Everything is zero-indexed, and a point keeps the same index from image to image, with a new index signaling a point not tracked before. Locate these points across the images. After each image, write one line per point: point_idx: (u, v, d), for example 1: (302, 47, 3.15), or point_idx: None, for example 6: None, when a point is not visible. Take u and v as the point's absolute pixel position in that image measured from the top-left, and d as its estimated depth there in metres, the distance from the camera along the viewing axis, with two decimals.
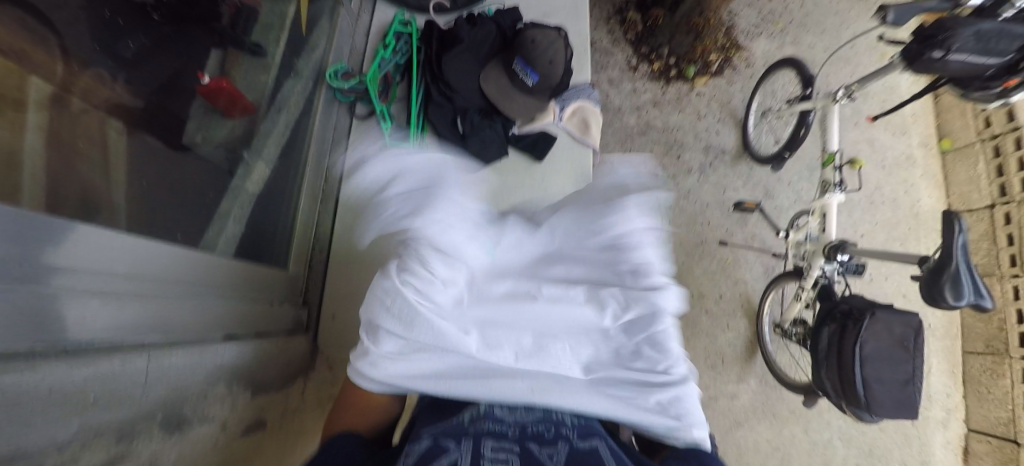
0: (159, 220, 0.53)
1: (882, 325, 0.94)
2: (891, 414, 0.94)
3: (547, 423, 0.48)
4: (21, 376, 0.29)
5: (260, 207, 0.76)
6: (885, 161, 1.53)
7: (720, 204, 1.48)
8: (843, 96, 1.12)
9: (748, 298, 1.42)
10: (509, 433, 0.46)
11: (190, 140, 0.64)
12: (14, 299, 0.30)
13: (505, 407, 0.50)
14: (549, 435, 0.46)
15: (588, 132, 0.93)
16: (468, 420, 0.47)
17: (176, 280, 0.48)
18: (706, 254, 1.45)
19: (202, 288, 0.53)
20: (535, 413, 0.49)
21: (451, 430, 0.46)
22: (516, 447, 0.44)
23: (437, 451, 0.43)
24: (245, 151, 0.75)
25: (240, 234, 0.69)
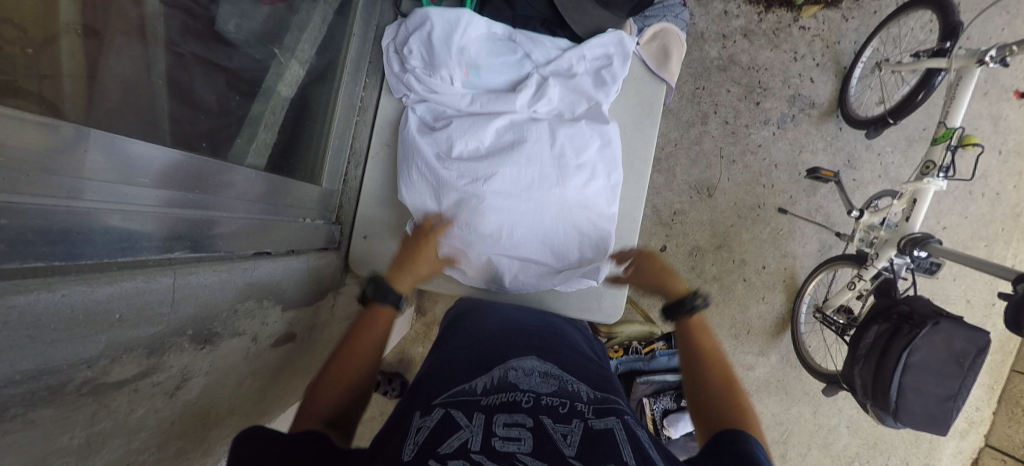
0: (186, 123, 0.49)
1: (942, 336, 0.86)
2: (917, 425, 0.91)
3: (562, 400, 0.51)
4: (39, 297, 0.27)
5: (294, 114, 0.69)
6: (1005, 145, 1.29)
7: (791, 168, 1.32)
8: (993, 59, 0.90)
9: (792, 274, 1.34)
10: (523, 403, 0.49)
11: (224, 29, 0.57)
12: (26, 215, 0.27)
13: (522, 371, 0.55)
14: (564, 411, 0.49)
15: (667, 62, 0.77)
16: (481, 389, 0.51)
17: (208, 189, 0.45)
18: (760, 219, 1.33)
19: (237, 197, 0.50)
20: (551, 387, 0.53)
21: (462, 402, 0.49)
22: (529, 422, 0.46)
23: (447, 425, 0.45)
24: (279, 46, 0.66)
25: (273, 141, 0.64)
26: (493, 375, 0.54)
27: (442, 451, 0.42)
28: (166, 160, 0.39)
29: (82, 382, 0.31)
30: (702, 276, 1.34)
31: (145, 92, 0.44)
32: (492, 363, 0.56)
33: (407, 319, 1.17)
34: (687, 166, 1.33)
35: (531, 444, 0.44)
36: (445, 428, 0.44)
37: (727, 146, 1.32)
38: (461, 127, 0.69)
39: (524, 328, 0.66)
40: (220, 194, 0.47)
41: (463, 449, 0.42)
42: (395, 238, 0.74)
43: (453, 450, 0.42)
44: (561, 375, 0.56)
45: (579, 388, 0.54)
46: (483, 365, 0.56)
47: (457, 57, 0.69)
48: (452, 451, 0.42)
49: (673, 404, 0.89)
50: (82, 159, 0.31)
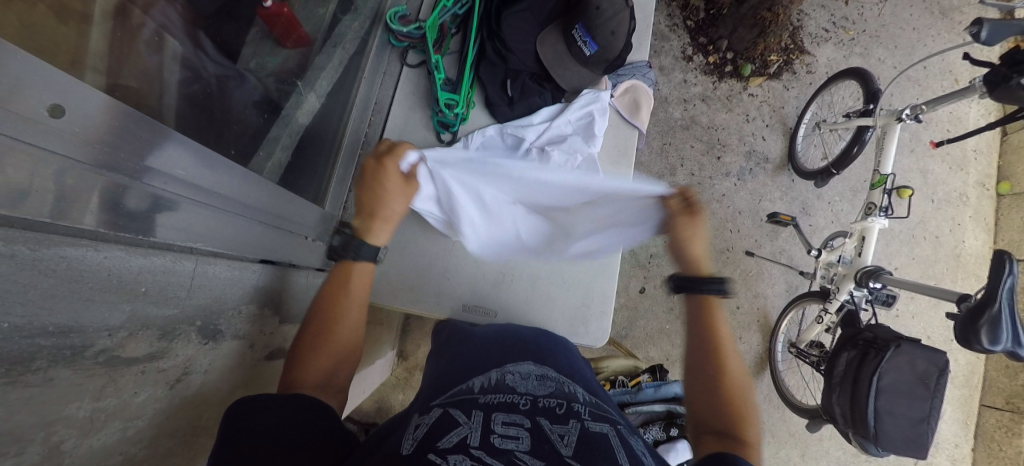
0: (216, 133, 0.54)
1: (905, 359, 0.92)
2: (898, 450, 0.93)
3: (559, 401, 0.52)
4: (84, 253, 0.30)
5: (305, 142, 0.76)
6: (936, 194, 1.46)
7: (753, 214, 1.44)
8: (909, 116, 1.06)
9: (764, 314, 1.40)
10: (520, 405, 0.50)
11: (246, 66, 0.65)
12: (111, 193, 0.30)
13: (517, 375, 0.56)
14: (561, 412, 0.50)
15: (638, 113, 0.88)
16: (479, 390, 0.52)
17: (248, 200, 0.47)
18: (730, 261, 1.42)
19: (265, 211, 0.52)
20: (547, 390, 0.54)
21: (462, 400, 0.50)
22: (526, 422, 0.47)
23: (446, 422, 0.46)
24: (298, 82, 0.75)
25: (287, 161, 0.69)
26: (490, 377, 0.55)
27: (442, 445, 0.42)
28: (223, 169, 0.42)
29: (100, 350, 0.32)
30: (681, 317, 1.38)
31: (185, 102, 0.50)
32: (490, 365, 0.58)
33: (390, 361, 1.15)
34: None
35: (530, 443, 0.44)
36: (442, 425, 0.45)
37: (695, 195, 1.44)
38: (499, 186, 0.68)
39: (522, 334, 0.67)
40: (229, 200, 0.44)
41: (463, 445, 0.43)
42: (390, 262, 0.76)
43: (452, 444, 0.42)
44: (557, 378, 0.57)
45: (573, 392, 0.56)
46: (477, 368, 0.57)
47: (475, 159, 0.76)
48: (452, 446, 0.42)
49: (662, 435, 0.88)
50: (131, 145, 0.30)
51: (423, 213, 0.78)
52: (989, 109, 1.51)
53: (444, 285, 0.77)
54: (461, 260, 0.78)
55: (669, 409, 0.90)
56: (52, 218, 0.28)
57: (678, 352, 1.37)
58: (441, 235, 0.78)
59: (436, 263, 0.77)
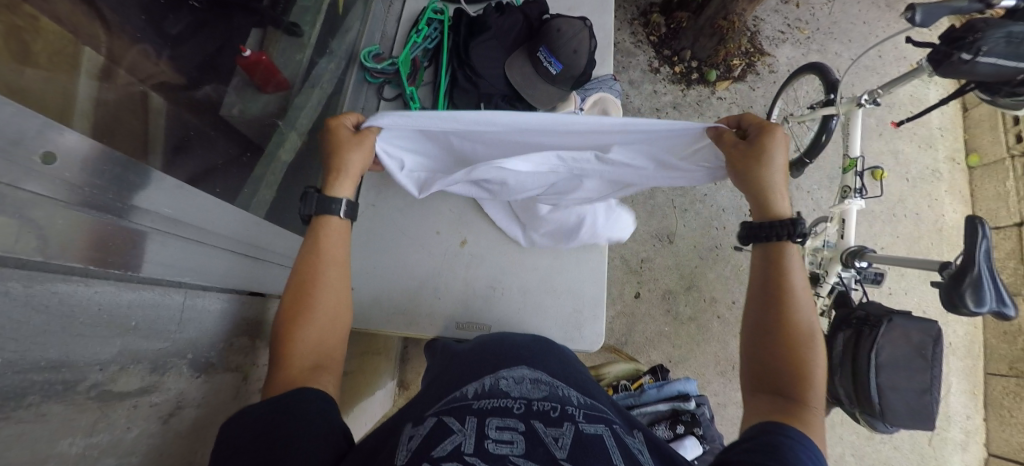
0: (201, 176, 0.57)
1: (900, 333, 0.93)
2: (907, 424, 0.93)
3: (553, 405, 0.52)
4: (75, 289, 0.31)
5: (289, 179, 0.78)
6: (909, 173, 1.50)
7: (737, 210, 1.47)
8: (867, 101, 1.11)
9: None
10: (515, 409, 0.50)
11: (228, 113, 0.69)
12: (94, 227, 0.32)
13: (512, 379, 0.56)
14: (555, 415, 0.50)
15: None
16: (472, 395, 0.52)
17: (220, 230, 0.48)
18: (720, 258, 1.43)
19: (241, 240, 0.53)
20: (541, 393, 0.54)
21: (455, 408, 0.50)
22: (520, 426, 0.47)
23: (440, 430, 0.46)
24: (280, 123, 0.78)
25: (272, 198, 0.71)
26: (484, 383, 0.55)
27: (436, 454, 0.43)
28: (195, 199, 0.43)
29: (92, 383, 0.33)
30: (679, 318, 1.39)
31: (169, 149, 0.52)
32: (484, 371, 0.58)
33: (391, 392, 1.14)
34: (645, 218, 1.45)
35: (524, 446, 0.45)
36: (436, 435, 0.45)
37: (678, 197, 1.47)
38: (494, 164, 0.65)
39: (515, 342, 0.67)
40: (204, 222, 0.45)
41: (457, 452, 0.43)
42: (380, 289, 0.77)
43: (446, 452, 0.43)
44: (551, 382, 0.57)
45: (568, 394, 0.55)
46: (469, 375, 0.57)
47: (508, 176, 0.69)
48: (446, 454, 0.43)
49: (669, 433, 0.87)
50: (91, 172, 0.32)
51: (408, 238, 0.80)
52: (946, 88, 1.57)
53: (435, 305, 0.78)
54: (449, 279, 0.79)
55: (673, 407, 0.90)
56: (45, 257, 0.29)
57: (680, 354, 1.37)
58: (427, 257, 0.79)
59: (425, 285, 0.78)
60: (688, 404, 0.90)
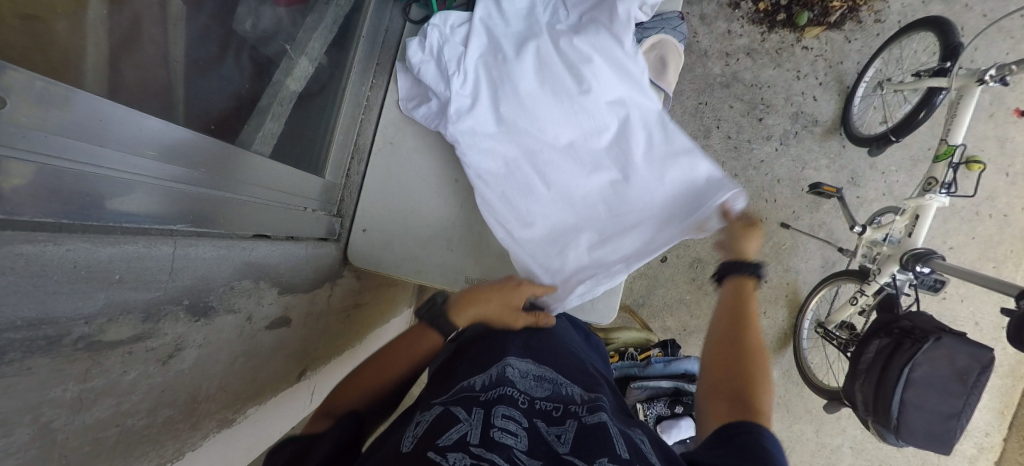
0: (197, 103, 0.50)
1: (944, 352, 0.86)
2: (919, 443, 0.91)
3: (556, 404, 0.50)
4: (44, 246, 0.29)
5: (301, 109, 0.71)
6: (1012, 167, 1.27)
7: (793, 183, 1.32)
8: (993, 78, 0.90)
9: (794, 289, 1.33)
10: (520, 402, 0.48)
11: (240, 27, 0.59)
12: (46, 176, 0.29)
13: (518, 373, 0.54)
14: (557, 414, 0.48)
15: (664, 73, 0.79)
16: (479, 388, 0.50)
17: (205, 168, 0.45)
18: (762, 233, 1.33)
19: (234, 179, 0.50)
20: (544, 392, 0.52)
21: (462, 398, 0.49)
22: (524, 422, 0.46)
23: (446, 419, 0.45)
24: (289, 43, 0.68)
25: (280, 132, 0.66)
26: (491, 373, 0.53)
27: (442, 442, 0.41)
28: (167, 132, 0.40)
29: (78, 336, 0.32)
30: (703, 289, 1.33)
31: (180, 72, 0.48)
32: (487, 363, 0.56)
33: (405, 319, 1.18)
34: None
35: (527, 442, 0.43)
36: (440, 425, 0.43)
37: (729, 160, 1.32)
38: (508, 104, 0.66)
39: (520, 328, 0.64)
40: (202, 168, 0.45)
41: (463, 442, 0.41)
42: (393, 235, 0.75)
43: (452, 441, 0.41)
44: (556, 379, 0.55)
45: (572, 391, 0.53)
46: (479, 363, 0.56)
47: (506, 95, 0.66)
48: (452, 443, 0.41)
49: (667, 411, 0.87)
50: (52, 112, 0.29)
51: (426, 185, 0.75)
52: None
53: (447, 257, 0.75)
54: (464, 233, 0.75)
55: (676, 386, 0.89)
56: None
57: (697, 323, 1.33)
58: (443, 206, 0.75)
59: (438, 236, 0.75)
60: (692, 386, 0.89)
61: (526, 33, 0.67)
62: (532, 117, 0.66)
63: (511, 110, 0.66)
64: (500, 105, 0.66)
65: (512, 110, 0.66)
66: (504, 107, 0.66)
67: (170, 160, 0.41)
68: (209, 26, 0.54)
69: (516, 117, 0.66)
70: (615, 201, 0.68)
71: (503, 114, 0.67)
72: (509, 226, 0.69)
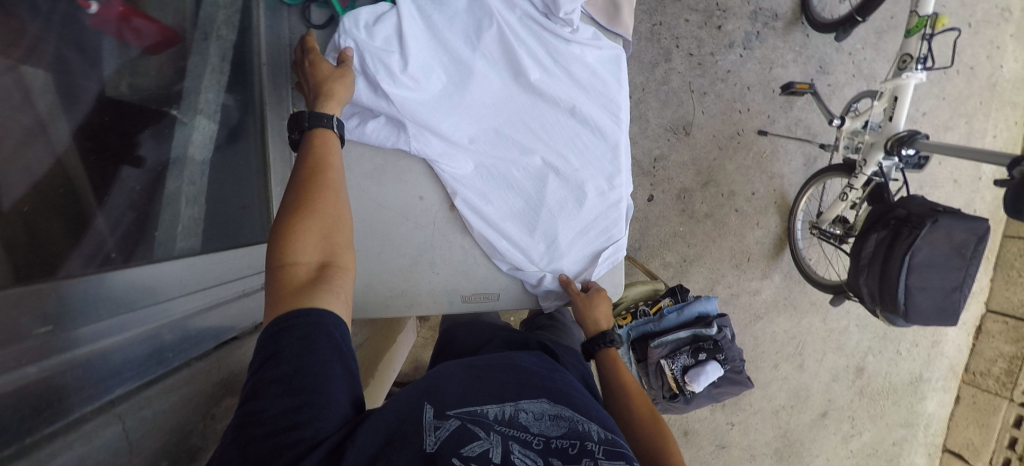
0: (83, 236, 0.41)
1: (941, 232, 0.87)
2: (928, 321, 0.94)
3: (573, 442, 0.43)
4: None
5: (216, 176, 0.62)
6: (974, 17, 1.25)
7: (764, 87, 1.26)
8: None
9: (782, 194, 1.32)
10: (533, 443, 0.42)
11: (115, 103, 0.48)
12: None
13: (531, 411, 0.47)
14: (573, 452, 0.42)
15: (618, 17, 0.68)
16: (493, 417, 0.45)
17: (94, 323, 0.40)
18: (742, 146, 1.29)
19: (142, 310, 0.45)
20: (560, 430, 0.45)
21: (480, 419, 0.44)
22: (538, 462, 0.40)
23: (464, 432, 0.41)
24: (177, 103, 0.57)
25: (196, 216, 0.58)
26: (505, 407, 0.47)
27: (465, 453, 0.39)
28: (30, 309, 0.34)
29: None
30: (694, 217, 1.31)
31: (52, 201, 0.39)
32: (498, 390, 0.49)
33: (412, 331, 1.13)
34: (659, 109, 1.25)
35: None
36: (454, 437, 0.40)
37: (696, 79, 1.25)
38: (439, 116, 0.63)
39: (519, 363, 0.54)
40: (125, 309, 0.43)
41: (485, 457, 0.39)
42: (370, 274, 0.68)
43: (475, 455, 0.39)
44: (574, 412, 0.48)
45: (590, 424, 0.47)
46: (491, 388, 0.49)
47: (434, 106, 0.62)
48: (474, 456, 0.39)
49: (691, 361, 0.90)
50: None
51: (391, 213, 0.67)
52: None
53: (435, 282, 0.70)
54: (446, 252, 0.69)
55: (693, 334, 0.91)
56: None
57: (695, 252, 1.32)
58: (415, 229, 0.68)
59: (418, 263, 0.69)
60: (710, 330, 0.91)
61: (474, 19, 0.63)
62: (465, 124, 0.65)
63: (443, 123, 0.63)
64: (429, 118, 0.62)
65: (443, 122, 0.63)
66: (435, 119, 0.63)
67: (89, 320, 0.39)
68: (72, 119, 0.43)
69: (449, 128, 0.64)
70: (592, 177, 0.69)
71: (435, 126, 0.63)
72: (494, 219, 0.67)
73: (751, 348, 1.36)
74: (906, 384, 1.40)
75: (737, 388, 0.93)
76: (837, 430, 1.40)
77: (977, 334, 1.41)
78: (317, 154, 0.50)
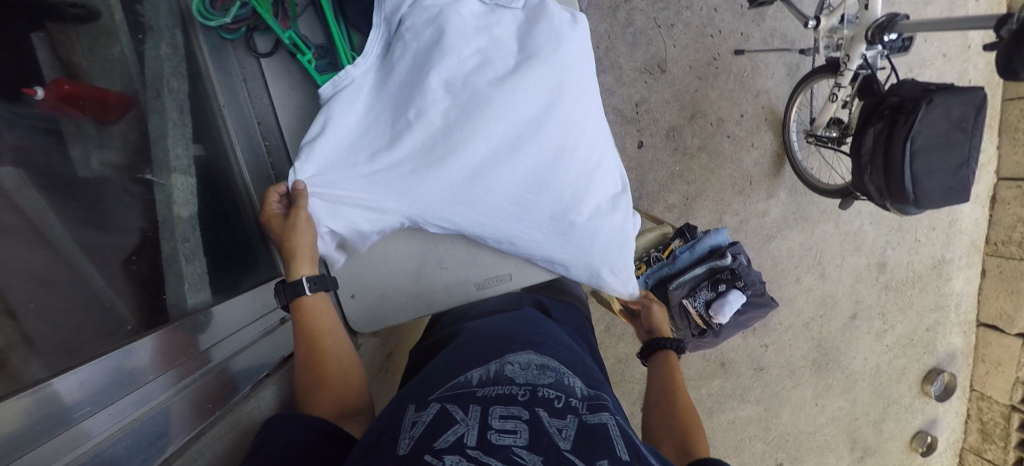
0: None
1: (940, 111, 0.85)
2: (939, 203, 0.93)
3: (557, 393, 0.46)
4: None
5: (208, 226, 0.63)
6: None
7: (731, 3, 1.22)
8: None
9: (771, 109, 1.29)
10: (519, 396, 0.44)
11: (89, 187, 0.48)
12: None
13: (517, 366, 0.49)
14: (558, 405, 0.44)
15: None
16: (477, 383, 0.46)
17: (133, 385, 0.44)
18: (721, 70, 1.25)
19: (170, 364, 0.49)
20: (547, 380, 0.48)
21: (459, 394, 0.44)
22: (524, 413, 0.41)
23: (444, 417, 0.40)
24: (151, 169, 0.56)
25: (201, 268, 0.61)
26: (489, 368, 0.49)
27: (438, 446, 0.37)
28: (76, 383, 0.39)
29: None
30: (688, 153, 1.29)
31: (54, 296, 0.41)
32: (484, 358, 0.52)
33: None
34: (629, 52, 1.22)
35: (528, 436, 0.39)
36: (439, 423, 0.39)
37: (661, 13, 1.20)
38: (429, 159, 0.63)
39: (503, 327, 0.59)
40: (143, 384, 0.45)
41: (459, 444, 0.37)
42: (382, 283, 0.69)
43: (448, 444, 0.37)
44: (558, 368, 0.51)
45: (572, 382, 0.49)
46: (475, 360, 0.51)
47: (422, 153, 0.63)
48: (449, 445, 0.37)
49: (713, 294, 0.92)
50: None
51: None
52: None
53: (446, 276, 0.71)
54: (450, 246, 0.70)
55: (710, 268, 0.92)
56: None
57: (696, 188, 1.31)
58: (414, 231, 0.68)
59: (427, 263, 0.70)
60: (725, 261, 0.92)
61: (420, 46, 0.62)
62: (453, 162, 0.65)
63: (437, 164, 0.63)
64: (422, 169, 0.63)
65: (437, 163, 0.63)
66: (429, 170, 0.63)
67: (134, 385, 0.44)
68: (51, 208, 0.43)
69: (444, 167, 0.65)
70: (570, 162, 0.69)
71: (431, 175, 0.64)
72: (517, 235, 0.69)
73: (769, 270, 1.36)
74: (929, 271, 1.41)
75: (763, 310, 0.94)
76: (870, 329, 1.41)
77: (993, 205, 1.40)
78: (309, 321, 0.57)
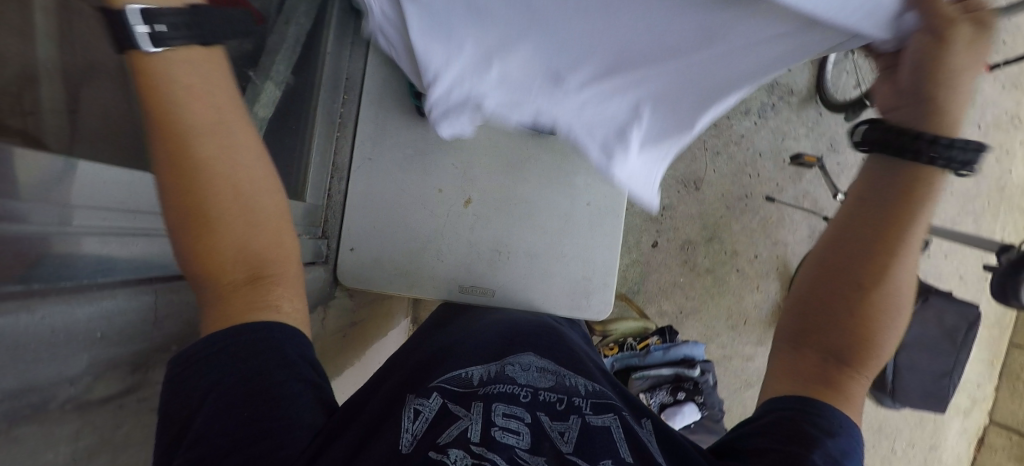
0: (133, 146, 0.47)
1: (933, 312, 0.89)
2: (915, 404, 0.94)
3: (560, 396, 0.49)
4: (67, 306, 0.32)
5: (272, 135, 0.71)
6: (984, 119, 1.29)
7: (775, 155, 1.33)
8: None
9: (784, 262, 1.35)
10: (522, 396, 0.48)
11: None
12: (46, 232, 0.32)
13: (519, 366, 0.53)
14: (561, 407, 0.48)
15: None
16: (477, 383, 0.50)
17: None
18: (749, 209, 1.34)
19: None
20: (548, 382, 0.51)
21: (461, 392, 0.48)
22: (528, 417, 0.45)
23: (448, 414, 0.44)
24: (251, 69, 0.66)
25: None
26: (490, 368, 0.53)
27: (442, 441, 0.40)
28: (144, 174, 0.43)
29: (67, 397, 0.32)
30: (696, 270, 1.34)
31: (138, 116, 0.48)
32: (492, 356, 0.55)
33: (405, 330, 1.17)
34: (672, 162, 1.33)
35: (530, 440, 0.43)
36: (444, 420, 0.43)
37: (711, 138, 1.33)
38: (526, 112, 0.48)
39: (518, 327, 0.64)
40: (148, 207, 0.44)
41: (464, 439, 0.41)
42: (382, 248, 0.75)
43: (452, 438, 0.41)
44: (560, 370, 0.54)
45: (577, 381, 0.53)
46: (479, 357, 0.55)
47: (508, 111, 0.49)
48: (453, 440, 0.41)
49: (670, 399, 0.91)
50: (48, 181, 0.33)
51: (407, 198, 0.73)
52: None
53: (439, 267, 0.75)
54: (454, 242, 0.74)
55: (677, 373, 0.92)
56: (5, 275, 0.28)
57: (692, 305, 1.35)
58: (429, 217, 0.73)
59: (429, 246, 0.74)
60: (692, 371, 0.92)
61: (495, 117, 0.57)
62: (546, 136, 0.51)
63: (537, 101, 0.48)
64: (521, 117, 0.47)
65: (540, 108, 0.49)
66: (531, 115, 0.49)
67: None
68: None
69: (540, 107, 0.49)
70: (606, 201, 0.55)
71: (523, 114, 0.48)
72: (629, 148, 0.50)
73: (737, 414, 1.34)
74: None
75: (712, 438, 0.92)
76: None
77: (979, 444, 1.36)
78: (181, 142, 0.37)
